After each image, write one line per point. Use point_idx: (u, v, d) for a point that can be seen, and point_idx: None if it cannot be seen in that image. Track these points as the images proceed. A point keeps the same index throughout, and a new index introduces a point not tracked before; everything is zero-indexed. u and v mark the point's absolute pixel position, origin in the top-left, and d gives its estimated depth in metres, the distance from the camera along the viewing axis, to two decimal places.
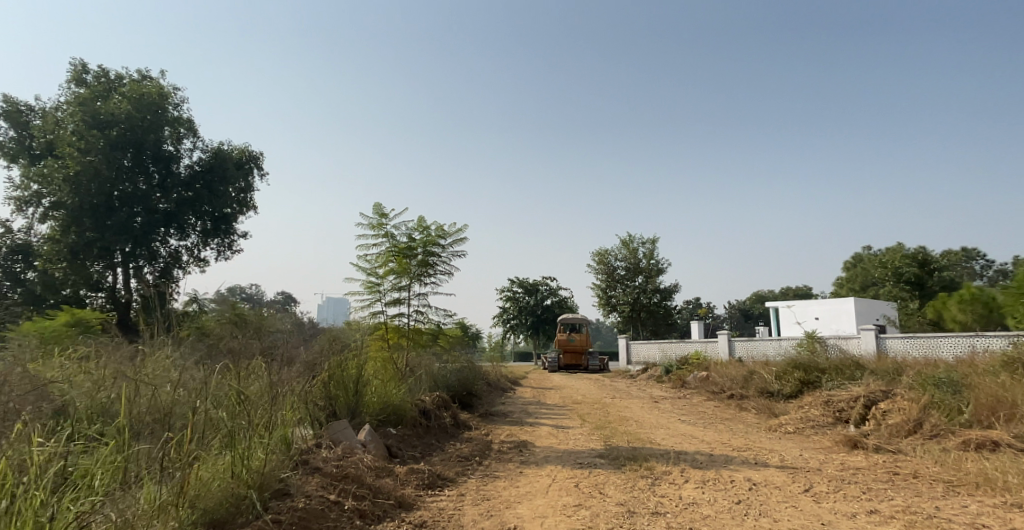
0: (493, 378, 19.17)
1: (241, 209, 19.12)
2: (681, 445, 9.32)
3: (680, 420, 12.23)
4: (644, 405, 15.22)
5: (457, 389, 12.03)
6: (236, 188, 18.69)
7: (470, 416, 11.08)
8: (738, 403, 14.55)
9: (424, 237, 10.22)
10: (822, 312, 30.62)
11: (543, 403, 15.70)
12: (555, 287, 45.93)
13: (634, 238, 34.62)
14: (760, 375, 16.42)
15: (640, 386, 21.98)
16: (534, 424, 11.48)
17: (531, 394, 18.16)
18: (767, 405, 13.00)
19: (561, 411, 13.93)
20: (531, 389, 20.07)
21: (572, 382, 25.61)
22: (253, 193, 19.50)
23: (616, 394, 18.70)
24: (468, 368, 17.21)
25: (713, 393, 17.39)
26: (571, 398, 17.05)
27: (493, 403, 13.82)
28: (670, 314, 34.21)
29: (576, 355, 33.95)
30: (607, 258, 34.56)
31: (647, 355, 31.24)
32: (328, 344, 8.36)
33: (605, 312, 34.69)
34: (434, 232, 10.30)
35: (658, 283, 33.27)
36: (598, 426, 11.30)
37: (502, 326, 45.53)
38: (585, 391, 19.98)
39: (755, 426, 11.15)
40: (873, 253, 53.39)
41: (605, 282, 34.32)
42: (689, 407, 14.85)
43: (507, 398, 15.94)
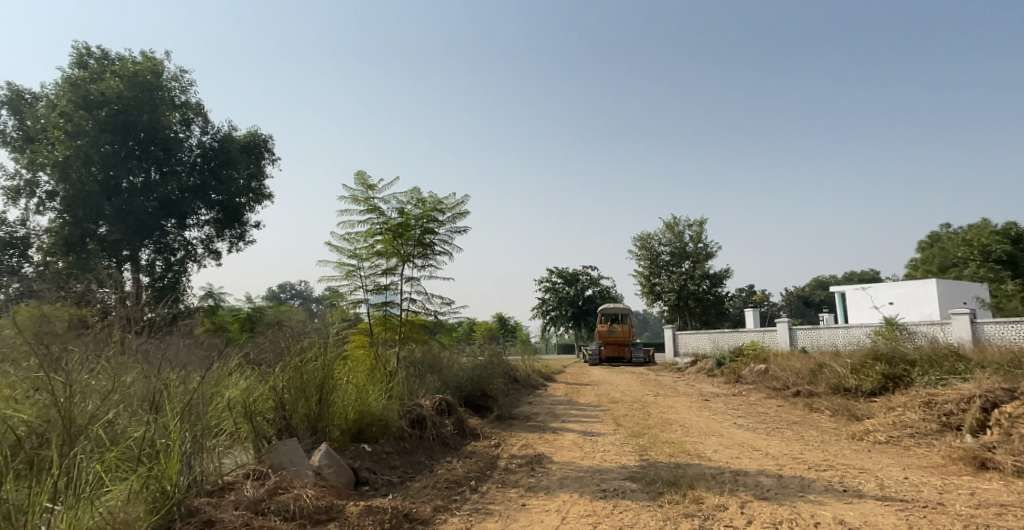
0: (522, 375, 17.44)
1: (253, 198, 17.83)
2: (739, 461, 7.38)
3: (736, 424, 10.24)
4: (692, 405, 13.21)
5: (465, 389, 10.32)
6: (246, 175, 17.35)
7: (478, 422, 9.29)
8: (805, 402, 12.41)
9: (418, 211, 8.47)
10: (896, 295, 28.00)
11: (575, 402, 13.91)
12: (596, 276, 43.90)
13: (680, 220, 32.18)
14: (831, 369, 14.14)
15: (688, 381, 19.90)
16: (559, 431, 9.70)
17: (563, 391, 16.38)
18: (844, 405, 10.86)
19: (594, 412, 12.08)
20: (566, 386, 18.30)
21: (613, 376, 23.65)
22: (265, 181, 18.13)
23: (660, 391, 16.68)
24: (491, 363, 15.51)
25: (774, 389, 15.24)
26: (608, 396, 15.16)
27: (514, 404, 12.09)
28: (721, 302, 31.71)
29: (619, 346, 31.98)
30: (650, 242, 32.30)
31: (696, 346, 28.95)
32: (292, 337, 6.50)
33: (649, 301, 32.48)
34: (430, 205, 8.55)
35: (707, 268, 30.83)
36: (635, 433, 9.43)
37: (542, 318, 43.79)
38: (625, 387, 18.03)
39: (833, 433, 9.09)
40: (952, 232, 49.23)
41: (648, 269, 32.11)
42: (746, 406, 12.77)
43: (534, 397, 14.17)
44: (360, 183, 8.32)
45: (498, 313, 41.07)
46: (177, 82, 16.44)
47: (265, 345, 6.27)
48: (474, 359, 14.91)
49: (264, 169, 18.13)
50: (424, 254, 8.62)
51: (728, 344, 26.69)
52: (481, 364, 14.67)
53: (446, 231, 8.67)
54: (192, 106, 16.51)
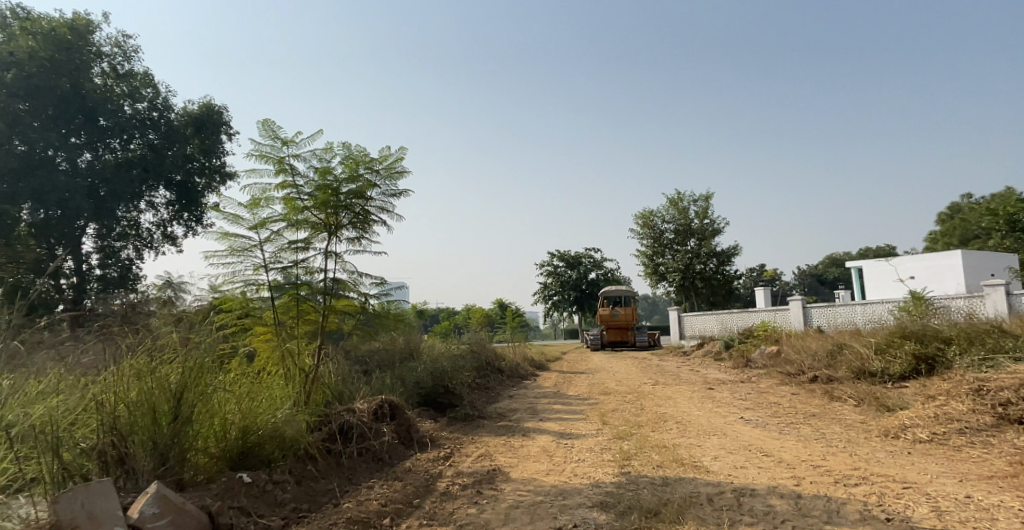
0: (508, 366, 15.91)
1: (209, 179, 16.28)
2: (745, 473, 5.79)
3: (743, 420, 8.64)
4: (694, 395, 11.61)
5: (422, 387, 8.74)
6: (197, 151, 15.75)
7: (431, 428, 7.65)
8: (823, 389, 10.83)
9: (346, 168, 6.78)
10: (918, 269, 26.53)
11: (562, 395, 12.35)
12: (599, 259, 42.27)
13: (684, 195, 30.40)
14: (852, 350, 12.57)
15: (691, 367, 18.32)
16: (530, 433, 8.15)
17: (552, 382, 14.87)
18: (870, 393, 9.27)
19: (579, 408, 10.53)
20: (558, 375, 16.77)
21: (613, 362, 22.13)
22: (221, 157, 16.53)
23: (660, 379, 15.15)
24: (471, 354, 13.99)
25: (787, 373, 13.66)
26: (600, 386, 13.64)
27: (487, 400, 10.57)
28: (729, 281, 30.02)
29: (621, 330, 30.45)
30: (652, 220, 30.56)
31: (702, 329, 27.37)
32: (146, 335, 4.76)
33: (653, 282, 30.83)
34: (360, 161, 6.81)
35: (714, 246, 29.11)
36: (621, 434, 7.88)
37: (544, 302, 42.28)
38: (623, 376, 16.50)
39: (860, 429, 7.52)
40: (973, 203, 47.29)
41: (651, 249, 30.41)
42: (755, 395, 11.20)
43: (517, 391, 12.63)
44: (267, 134, 6.75)
45: (498, 299, 39.63)
46: (118, 48, 14.78)
47: (100, 349, 4.55)
48: (451, 355, 13.33)
49: (219, 145, 16.53)
50: (359, 224, 6.87)
51: (737, 325, 25.09)
52: (457, 358, 13.09)
53: (381, 194, 7.01)
54: (132, 75, 14.90)
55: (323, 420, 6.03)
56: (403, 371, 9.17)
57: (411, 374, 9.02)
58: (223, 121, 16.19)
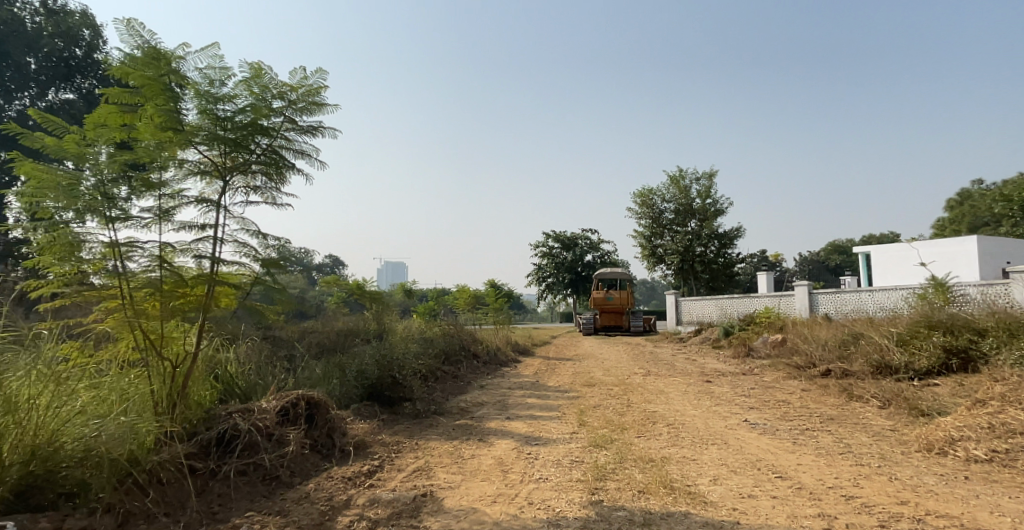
0: (487, 353, 14.50)
1: None
2: (755, 507, 4.33)
3: (748, 423, 7.18)
4: (689, 389, 10.19)
5: (363, 382, 7.16)
6: None
7: (367, 430, 6.07)
8: (839, 385, 9.39)
9: (248, 92, 4.94)
10: (929, 256, 25.16)
11: (541, 388, 10.92)
12: (595, 240, 40.78)
13: (685, 173, 28.85)
14: (870, 341, 11.13)
15: (687, 355, 16.91)
16: (489, 437, 6.70)
17: (534, 371, 13.48)
18: (899, 393, 7.81)
19: (556, 404, 9.08)
20: (542, 362, 15.38)
21: (604, 349, 20.75)
22: None
23: (652, 369, 13.72)
24: (441, 340, 12.55)
25: (794, 365, 12.23)
26: (585, 377, 12.23)
27: (450, 394, 9.12)
28: (731, 264, 28.55)
29: (615, 314, 29.08)
30: (651, 198, 29.01)
31: (700, 314, 25.95)
32: None
33: (651, 264, 29.37)
34: (267, 84, 4.99)
35: (715, 227, 27.57)
36: (599, 441, 6.43)
37: (538, 284, 40.83)
38: (612, 364, 15.07)
39: (895, 442, 6.07)
40: (983, 190, 45.79)
41: (649, 229, 28.88)
42: (759, 391, 9.76)
43: (490, 382, 11.18)
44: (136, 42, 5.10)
45: (490, 280, 38.30)
46: None
47: None
48: (421, 342, 11.82)
49: None
50: (267, 168, 5.04)
51: (737, 311, 23.68)
52: (426, 346, 11.66)
53: (297, 132, 5.20)
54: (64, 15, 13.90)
55: (200, 427, 4.45)
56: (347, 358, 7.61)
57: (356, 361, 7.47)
58: None
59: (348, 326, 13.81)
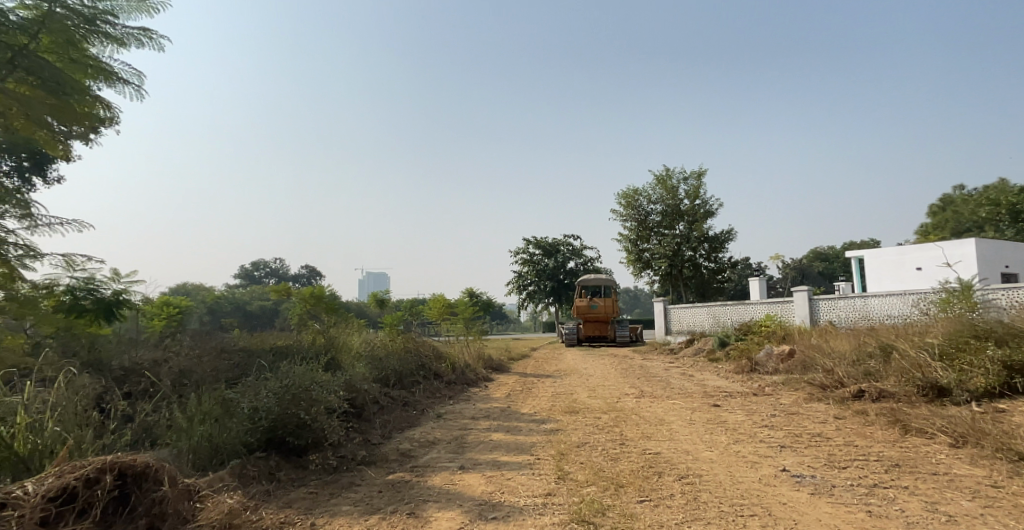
0: (452, 372, 12.53)
1: None
2: None
3: (790, 476, 5.22)
4: (694, 418, 8.24)
5: (259, 431, 5.36)
6: None
7: (239, 503, 4.17)
8: (883, 412, 7.49)
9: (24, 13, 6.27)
10: (926, 260, 23.74)
11: (512, 417, 8.93)
12: (578, 247, 38.97)
13: (672, 173, 27.16)
14: (903, 353, 9.29)
15: (682, 370, 15.01)
16: (426, 506, 4.66)
17: (507, 393, 11.51)
18: (977, 428, 5.91)
19: (528, 445, 7.06)
20: (519, 381, 13.41)
21: (589, 362, 18.80)
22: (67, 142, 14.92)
23: (645, 388, 11.79)
24: (397, 361, 10.54)
25: (809, 380, 10.36)
26: (567, 402, 10.26)
27: (389, 435, 7.18)
28: (721, 269, 26.80)
29: (599, 323, 27.21)
30: (636, 200, 27.28)
31: (690, 323, 24.17)
32: None
33: (637, 270, 27.58)
34: None
35: (705, 229, 25.81)
36: (584, 511, 4.44)
37: (518, 293, 38.89)
38: (599, 382, 13.14)
39: (1013, 512, 4.16)
40: (968, 196, 44.88)
41: (635, 233, 27.09)
42: (783, 420, 7.84)
43: (452, 413, 9.18)
44: None
45: (468, 289, 36.32)
46: None
47: None
48: (371, 360, 9.96)
49: None
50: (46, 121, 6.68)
51: (730, 319, 21.89)
52: (375, 367, 9.75)
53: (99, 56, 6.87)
54: None
55: None
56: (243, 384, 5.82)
57: (254, 389, 5.69)
58: None
59: (293, 345, 11.90)
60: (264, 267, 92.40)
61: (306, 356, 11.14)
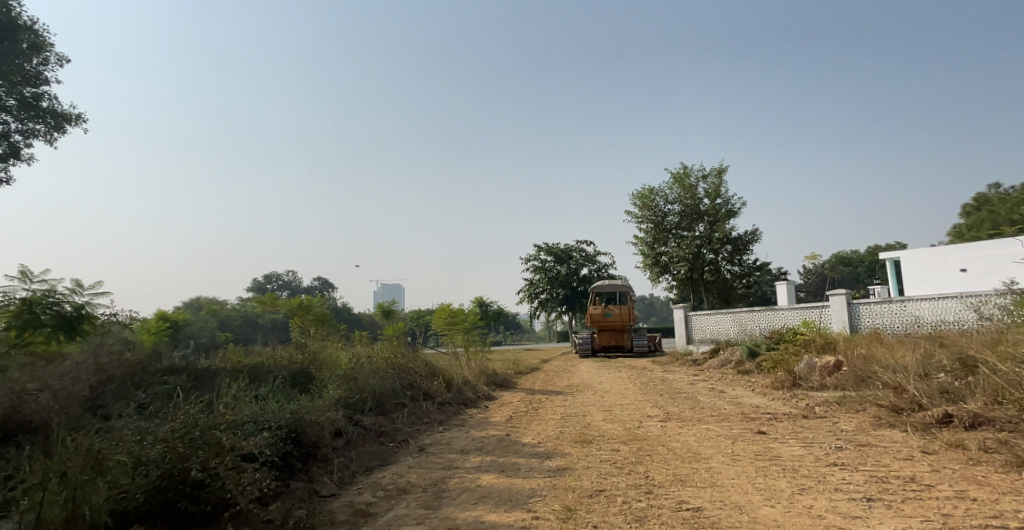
0: (446, 390, 10.99)
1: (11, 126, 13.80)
2: None
3: None
4: (739, 452, 6.58)
5: (136, 494, 4.06)
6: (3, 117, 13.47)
7: None
8: (987, 444, 5.77)
9: None
10: (972, 260, 21.67)
11: (510, 449, 7.31)
12: (591, 253, 37.25)
13: (690, 171, 25.44)
14: (989, 364, 7.50)
15: (709, 386, 13.29)
16: None
17: (509, 416, 9.90)
18: None
19: (526, 492, 5.46)
20: (524, 400, 11.76)
21: (604, 375, 17.12)
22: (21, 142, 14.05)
23: (670, 408, 10.11)
24: (377, 383, 8.98)
25: (869, 396, 8.59)
26: (579, 427, 8.61)
27: (344, 486, 5.73)
28: (746, 272, 24.95)
29: (615, 332, 25.49)
30: (652, 200, 25.60)
31: (714, 330, 22.38)
32: None
33: (654, 275, 25.84)
34: None
35: (728, 230, 24.01)
36: None
37: (529, 302, 37.23)
38: (616, 401, 11.48)
39: None
40: (1007, 195, 42.35)
41: (652, 236, 25.41)
42: (854, 454, 6.14)
43: (438, 444, 7.55)
44: None
45: (477, 299, 34.83)
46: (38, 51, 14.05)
47: None
48: (347, 384, 8.58)
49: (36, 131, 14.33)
50: None
51: (758, 326, 20.07)
52: (349, 390, 8.36)
53: None
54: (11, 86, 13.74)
55: None
56: (133, 427, 4.59)
57: (141, 434, 4.43)
58: (71, 123, 14.83)
59: (269, 368, 10.61)
60: (275, 280, 91.65)
61: (282, 383, 9.84)
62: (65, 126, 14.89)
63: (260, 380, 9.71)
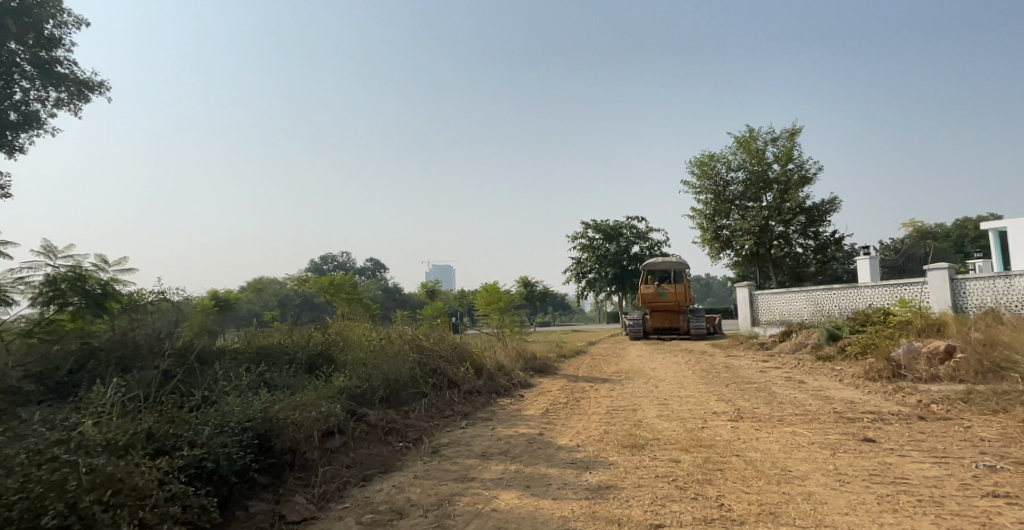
0: (474, 379, 9.70)
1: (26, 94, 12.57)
2: None
3: None
4: (844, 471, 4.95)
5: None
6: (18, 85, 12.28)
7: None
8: None
9: None
10: None
11: (541, 456, 5.91)
12: (644, 230, 35.21)
13: (757, 134, 23.15)
14: None
15: (783, 375, 11.48)
16: None
17: (545, 411, 8.48)
18: None
19: (553, 524, 4.05)
20: (566, 391, 10.29)
21: (659, 360, 15.45)
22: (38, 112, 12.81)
23: (740, 403, 8.46)
24: (393, 370, 7.69)
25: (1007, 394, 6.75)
26: (628, 427, 7.11)
27: (318, 503, 4.47)
28: (821, 246, 22.56)
29: (670, 313, 23.63)
30: (713, 168, 23.44)
31: (783, 311, 20.30)
32: None
33: (715, 251, 23.76)
34: None
35: (801, 198, 21.71)
36: None
37: (578, 281, 35.55)
38: (674, 392, 9.88)
39: None
40: None
41: (712, 208, 23.32)
42: (1016, 477, 4.46)
43: (456, 446, 6.21)
44: None
45: (523, 278, 33.39)
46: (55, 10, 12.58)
47: None
48: (357, 369, 7.41)
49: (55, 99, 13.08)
50: None
51: (839, 306, 17.85)
52: (358, 378, 7.16)
53: None
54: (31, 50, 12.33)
55: None
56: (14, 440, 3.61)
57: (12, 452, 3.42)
58: (92, 90, 13.48)
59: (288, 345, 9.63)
60: (330, 261, 92.87)
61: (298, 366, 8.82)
62: (86, 93, 13.61)
63: (272, 362, 8.71)
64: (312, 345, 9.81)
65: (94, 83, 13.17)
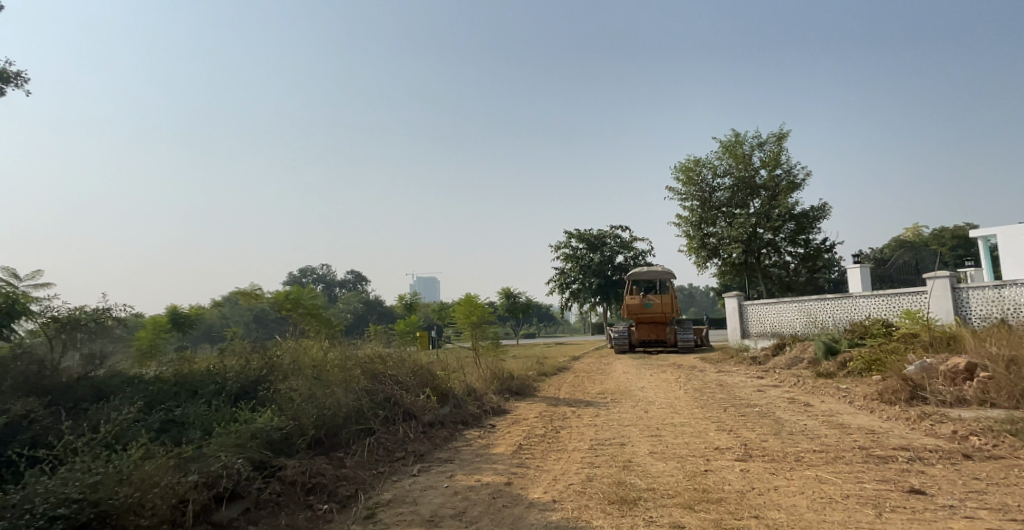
0: (437, 407, 8.45)
1: None
2: None
3: None
4: None
5: None
6: None
7: None
8: None
9: None
10: None
11: (506, 518, 4.63)
12: (627, 239, 34.15)
13: (744, 138, 22.23)
14: None
15: (784, 395, 10.30)
16: None
17: (515, 448, 7.18)
18: None
19: None
20: (543, 420, 9.02)
21: (646, 378, 14.24)
22: None
23: (744, 435, 7.26)
24: (330, 403, 6.47)
25: None
26: (615, 472, 5.86)
27: None
28: (811, 254, 21.60)
29: (655, 325, 22.48)
30: (698, 173, 22.44)
31: (773, 323, 19.28)
32: None
33: (702, 260, 22.70)
34: None
35: (791, 204, 20.75)
36: None
37: (560, 292, 34.32)
38: (666, 419, 8.65)
39: None
40: None
41: (698, 214, 22.30)
42: None
43: (397, 504, 4.93)
44: None
45: (503, 290, 32.14)
46: None
47: None
48: (287, 402, 6.26)
49: None
50: None
51: (834, 317, 16.79)
52: (285, 414, 5.94)
53: None
54: None
55: None
56: None
57: None
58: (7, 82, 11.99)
59: (230, 368, 8.43)
60: (308, 273, 90.76)
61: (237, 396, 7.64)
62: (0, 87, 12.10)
63: (203, 395, 7.50)
64: (253, 366, 8.56)
65: (7, 74, 11.82)
